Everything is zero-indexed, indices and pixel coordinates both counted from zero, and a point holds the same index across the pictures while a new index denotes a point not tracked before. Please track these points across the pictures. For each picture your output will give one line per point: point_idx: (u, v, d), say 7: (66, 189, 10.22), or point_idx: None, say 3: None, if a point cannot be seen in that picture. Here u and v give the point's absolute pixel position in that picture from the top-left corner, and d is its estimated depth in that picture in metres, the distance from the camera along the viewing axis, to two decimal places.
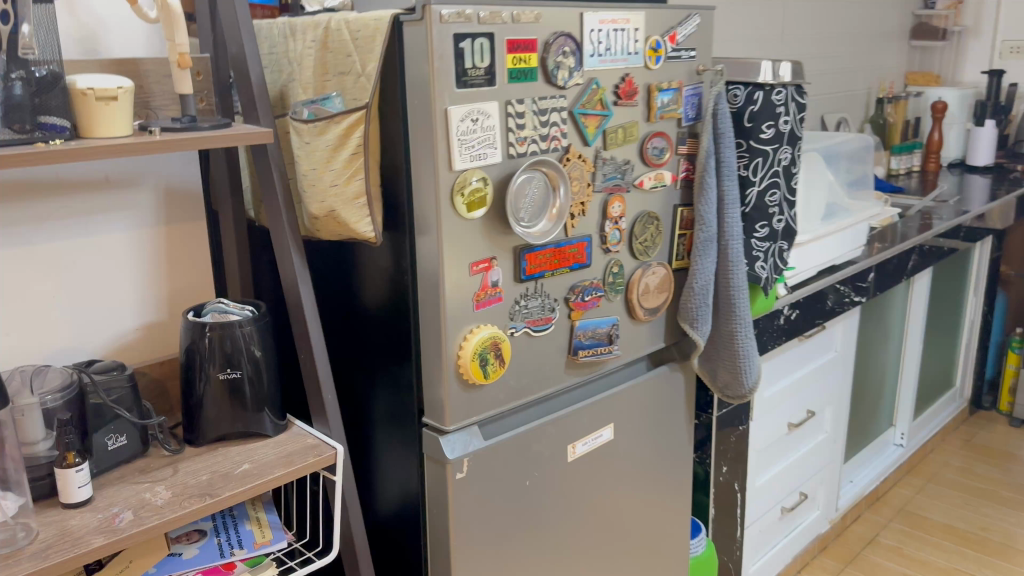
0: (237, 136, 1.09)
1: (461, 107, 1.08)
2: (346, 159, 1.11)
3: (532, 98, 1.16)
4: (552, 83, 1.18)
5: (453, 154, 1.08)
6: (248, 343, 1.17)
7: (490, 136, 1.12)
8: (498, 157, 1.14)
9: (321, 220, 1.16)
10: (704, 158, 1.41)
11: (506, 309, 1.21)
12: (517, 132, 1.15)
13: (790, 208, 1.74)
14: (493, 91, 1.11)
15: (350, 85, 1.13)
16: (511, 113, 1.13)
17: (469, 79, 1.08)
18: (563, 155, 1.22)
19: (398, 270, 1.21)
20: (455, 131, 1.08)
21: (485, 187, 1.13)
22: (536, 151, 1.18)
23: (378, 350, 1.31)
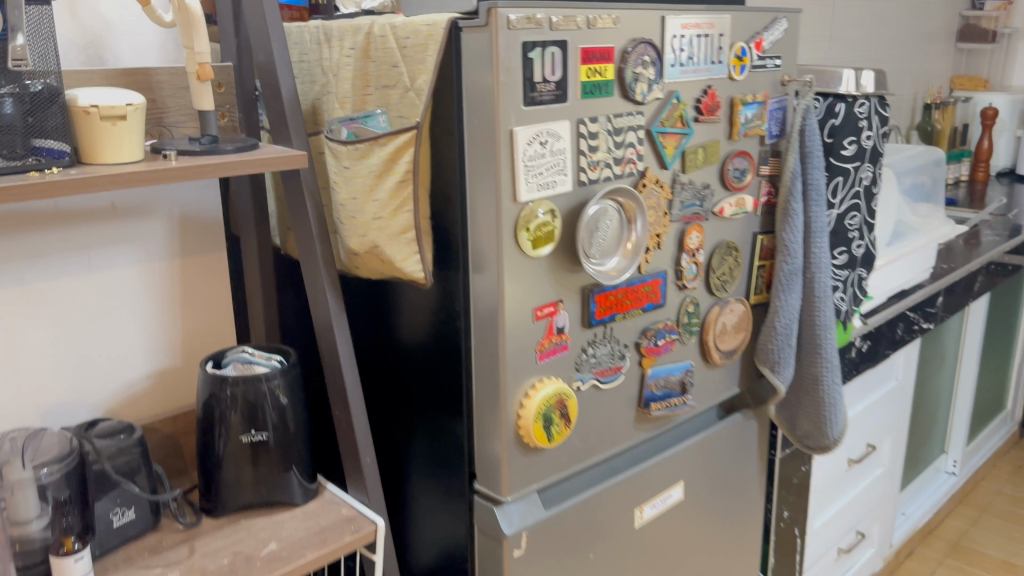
0: (266, 161, 0.94)
1: (529, 128, 0.91)
2: (393, 187, 0.95)
3: (607, 116, 0.99)
4: (629, 97, 1.00)
5: (518, 182, 0.92)
6: (276, 399, 1.01)
7: (560, 161, 0.95)
8: (568, 185, 0.97)
9: (362, 257, 1.00)
10: (790, 181, 1.25)
11: (573, 359, 1.04)
12: (589, 156, 0.98)
13: (869, 232, 1.58)
14: (565, 108, 0.94)
15: (397, 100, 0.99)
16: (584, 134, 0.97)
17: (539, 94, 0.92)
18: (639, 180, 1.05)
19: (446, 312, 1.04)
20: (522, 156, 0.91)
21: (553, 221, 0.97)
22: (609, 177, 1.01)
23: (418, 401, 1.15)
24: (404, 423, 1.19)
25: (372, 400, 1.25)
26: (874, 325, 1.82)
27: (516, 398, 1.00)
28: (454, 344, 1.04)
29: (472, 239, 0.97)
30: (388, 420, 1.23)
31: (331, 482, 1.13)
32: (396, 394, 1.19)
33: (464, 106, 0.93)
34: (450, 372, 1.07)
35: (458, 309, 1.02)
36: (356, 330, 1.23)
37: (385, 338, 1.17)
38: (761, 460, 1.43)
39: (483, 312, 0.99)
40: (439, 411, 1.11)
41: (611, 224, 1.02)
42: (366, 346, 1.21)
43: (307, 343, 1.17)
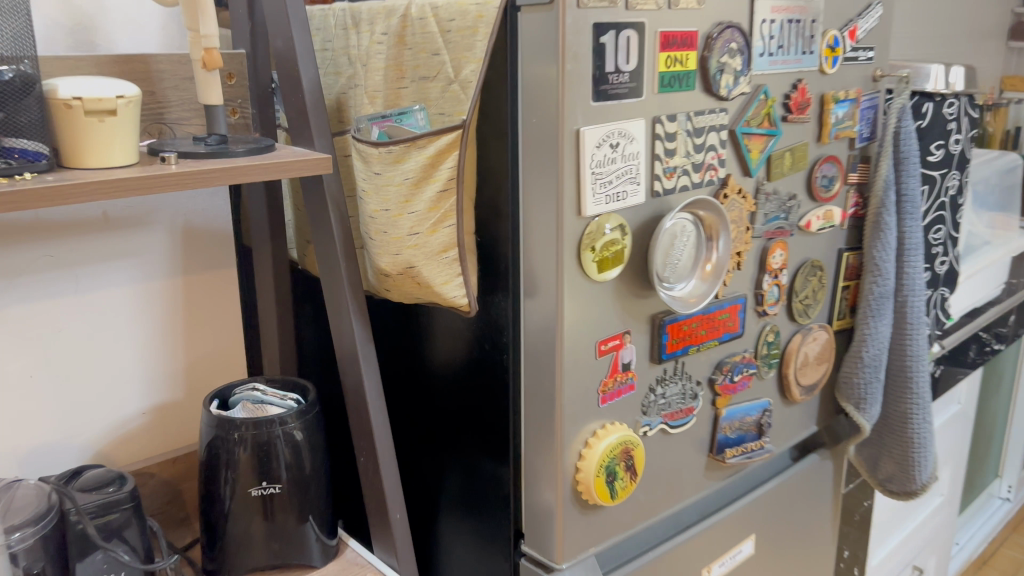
0: (282, 164, 0.79)
1: (598, 129, 0.76)
2: (432, 197, 0.80)
3: (687, 114, 0.83)
4: (712, 92, 0.85)
5: (583, 193, 0.76)
6: (292, 446, 0.86)
7: (633, 168, 0.79)
8: (640, 196, 0.81)
9: (394, 279, 0.84)
10: (882, 192, 1.09)
11: (640, 401, 0.88)
12: (666, 161, 0.82)
13: (953, 247, 1.41)
14: (640, 105, 0.79)
15: (436, 95, 0.84)
16: (660, 134, 0.81)
17: (610, 87, 0.76)
18: (720, 190, 0.88)
19: (489, 345, 0.88)
20: (589, 161, 0.76)
21: (623, 238, 0.81)
22: (687, 186, 0.85)
23: (449, 445, 0.99)
24: (430, 468, 1.03)
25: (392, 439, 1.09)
26: (949, 347, 1.64)
27: (575, 447, 0.85)
28: (500, 382, 0.88)
29: (524, 259, 0.82)
30: (410, 465, 1.06)
31: (352, 538, 0.99)
32: (422, 435, 1.02)
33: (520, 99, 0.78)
34: (493, 414, 0.90)
35: (505, 341, 0.86)
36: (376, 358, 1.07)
37: (411, 370, 1.00)
38: (836, 506, 1.27)
39: (536, 344, 0.83)
40: (478, 458, 0.94)
41: (688, 242, 0.86)
42: (389, 378, 1.05)
43: (327, 373, 1.01)
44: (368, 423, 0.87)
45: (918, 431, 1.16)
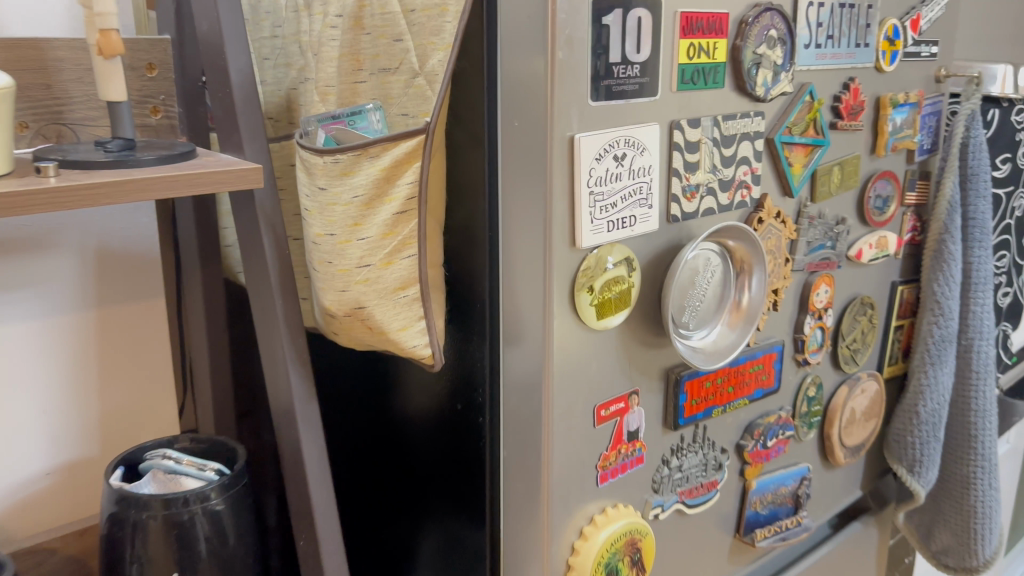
0: (196, 177, 0.62)
1: (598, 136, 0.58)
2: (388, 220, 0.63)
3: (714, 118, 0.65)
4: (746, 91, 0.67)
5: (579, 219, 0.59)
6: (214, 527, 0.70)
7: (643, 186, 0.62)
8: (652, 221, 0.63)
9: (341, 321, 0.66)
10: (946, 215, 0.90)
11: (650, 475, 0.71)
12: (686, 177, 0.64)
13: (1018, 276, 1.22)
14: (654, 106, 0.61)
15: (399, 92, 0.67)
16: (679, 144, 0.63)
17: (615, 83, 0.58)
18: (754, 214, 0.71)
19: (460, 405, 0.70)
20: (586, 178, 0.58)
21: (631, 277, 0.63)
22: (712, 209, 0.67)
23: (410, 520, 0.80)
24: (388, 545, 0.85)
25: (348, 505, 0.91)
26: (1007, 386, 1.44)
27: (567, 539, 0.67)
28: (470, 452, 0.70)
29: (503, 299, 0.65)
30: (367, 540, 0.88)
31: None
32: (380, 505, 0.84)
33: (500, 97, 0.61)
34: (463, 492, 0.72)
35: (479, 402, 0.68)
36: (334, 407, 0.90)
37: (370, 427, 0.83)
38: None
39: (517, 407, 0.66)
40: (445, 542, 0.76)
41: (713, 281, 0.69)
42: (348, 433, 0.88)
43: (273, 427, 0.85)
44: (308, 499, 0.70)
45: (981, 501, 0.97)
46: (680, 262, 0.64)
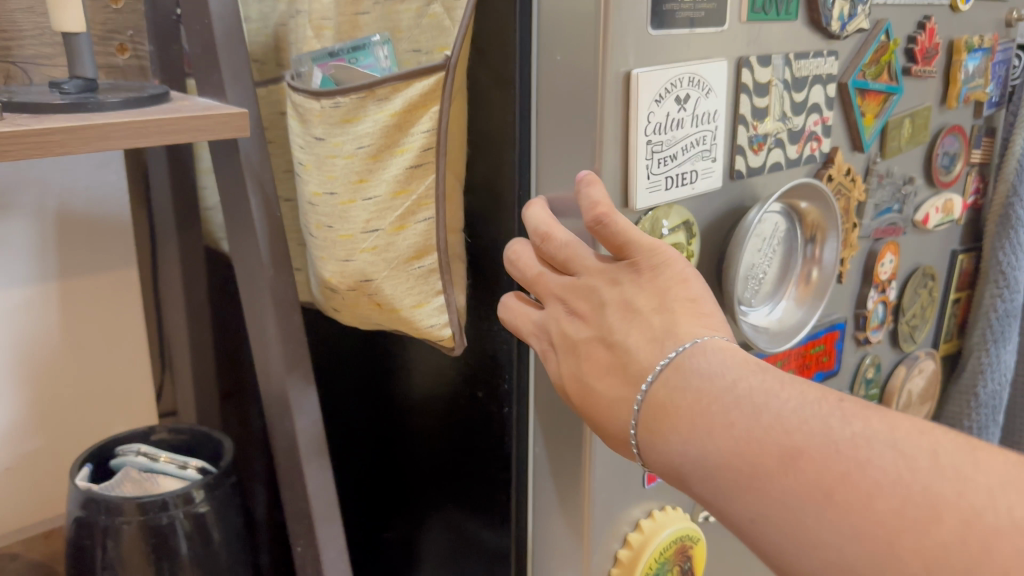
0: (169, 123, 0.51)
1: (659, 72, 0.48)
2: (399, 176, 0.53)
3: (785, 56, 0.55)
4: (820, 25, 0.57)
5: (633, 174, 0.49)
6: (198, 534, 0.60)
7: (706, 136, 0.52)
8: (715, 177, 0.53)
9: (344, 297, 0.56)
10: (1015, 175, 0.80)
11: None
12: (754, 126, 0.54)
13: None
14: (720, 39, 0.51)
15: (410, 23, 0.56)
16: (747, 85, 0.53)
17: (678, 7, 0.48)
18: (823, 170, 0.61)
19: (479, 393, 0.61)
20: (643, 123, 0.48)
21: (692, 245, 0.54)
22: (780, 163, 0.58)
23: (417, 522, 0.71)
24: (392, 547, 0.75)
25: (346, 500, 0.81)
26: None
27: (610, 550, 0.57)
28: (490, 447, 0.61)
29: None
30: (369, 541, 0.79)
31: None
32: (383, 501, 0.75)
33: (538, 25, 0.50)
34: (481, 494, 0.63)
35: (504, 390, 0.59)
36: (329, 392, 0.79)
37: (373, 415, 0.73)
38: None
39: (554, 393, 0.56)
40: (459, 551, 0.66)
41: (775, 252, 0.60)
42: (345, 420, 0.77)
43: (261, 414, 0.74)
44: (305, 502, 0.60)
45: None
46: (752, 227, 0.54)
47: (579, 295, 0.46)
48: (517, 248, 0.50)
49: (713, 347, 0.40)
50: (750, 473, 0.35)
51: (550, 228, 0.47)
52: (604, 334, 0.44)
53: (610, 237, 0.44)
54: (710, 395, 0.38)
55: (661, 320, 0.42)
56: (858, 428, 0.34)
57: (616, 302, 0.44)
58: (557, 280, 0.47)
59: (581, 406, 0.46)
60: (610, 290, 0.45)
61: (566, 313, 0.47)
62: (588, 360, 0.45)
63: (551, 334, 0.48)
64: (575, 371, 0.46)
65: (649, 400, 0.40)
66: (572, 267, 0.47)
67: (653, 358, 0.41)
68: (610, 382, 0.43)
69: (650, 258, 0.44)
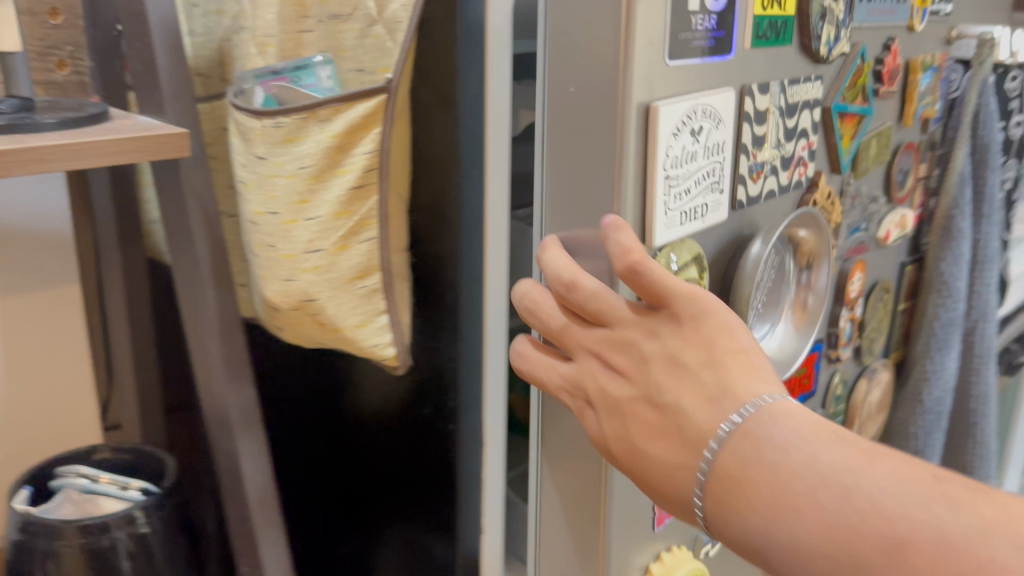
0: (108, 144, 0.51)
1: (676, 104, 0.46)
2: (341, 197, 0.52)
3: (780, 83, 0.55)
4: (810, 51, 0.57)
5: (648, 211, 0.46)
6: (141, 555, 0.60)
7: (715, 166, 0.51)
8: (721, 210, 0.53)
9: (286, 316, 0.56)
10: (956, 189, 0.82)
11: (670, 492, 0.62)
12: (753, 155, 0.54)
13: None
14: (725, 69, 0.50)
15: (354, 43, 0.57)
16: (749, 114, 0.52)
17: (692, 35, 0.47)
18: (807, 194, 0.63)
19: (427, 411, 0.61)
20: (663, 156, 0.46)
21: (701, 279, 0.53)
22: (773, 191, 0.58)
23: (369, 538, 0.71)
24: (345, 563, 0.75)
25: (297, 520, 0.79)
26: None
27: None
28: (439, 463, 0.61)
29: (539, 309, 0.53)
30: (321, 557, 0.77)
31: None
32: (335, 517, 0.75)
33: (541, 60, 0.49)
34: (430, 509, 0.63)
35: (450, 407, 0.59)
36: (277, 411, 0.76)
37: (324, 432, 0.73)
38: None
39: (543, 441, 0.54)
40: (412, 567, 0.67)
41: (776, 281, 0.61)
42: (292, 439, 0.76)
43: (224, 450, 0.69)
44: (248, 521, 0.60)
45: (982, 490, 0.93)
46: (754, 260, 0.54)
47: (613, 350, 0.43)
48: (540, 298, 0.48)
49: (782, 413, 0.37)
50: (848, 564, 0.33)
51: (578, 277, 0.45)
52: (648, 394, 0.41)
53: (642, 286, 0.40)
54: (793, 474, 0.35)
55: (712, 377, 0.39)
56: (967, 518, 0.31)
57: (659, 356, 0.41)
58: (590, 334, 0.45)
59: (626, 464, 0.43)
60: (649, 341, 0.41)
61: (602, 368, 0.44)
62: (633, 420, 0.42)
63: (587, 387, 0.45)
64: (617, 429, 0.43)
65: (718, 470, 0.38)
66: (603, 320, 0.44)
67: (714, 422, 0.38)
68: (663, 445, 0.40)
69: (689, 309, 0.40)
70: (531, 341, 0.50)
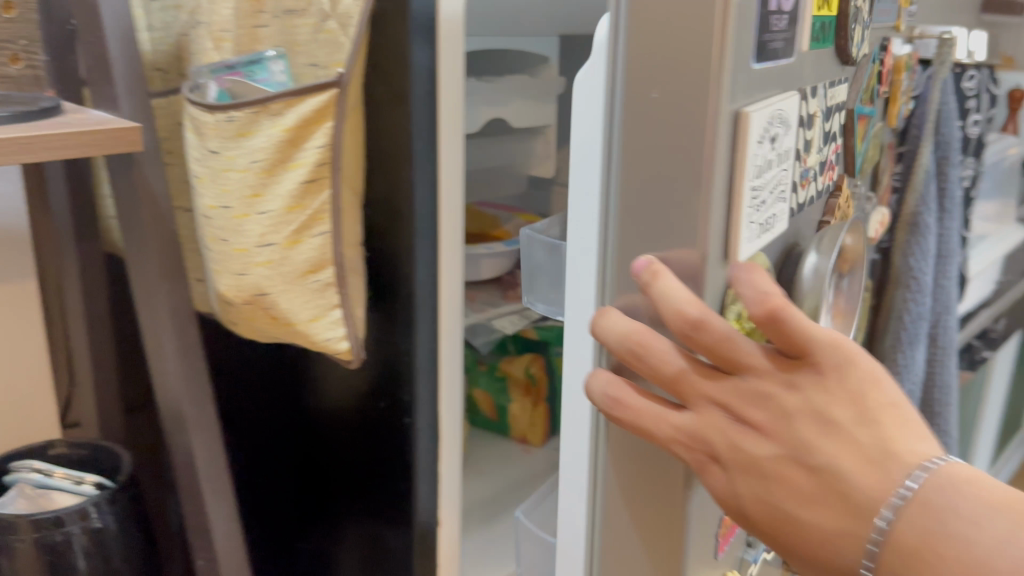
0: (58, 138, 0.50)
1: (760, 109, 0.39)
2: (293, 191, 0.52)
3: (823, 85, 0.51)
4: (846, 53, 0.54)
5: (732, 229, 0.39)
6: (96, 550, 0.59)
7: (784, 173, 0.44)
8: (784, 222, 0.46)
9: (240, 310, 0.56)
10: (921, 186, 0.83)
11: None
12: (805, 159, 0.49)
13: (996, 258, 1.15)
14: (788, 70, 0.45)
15: (307, 37, 0.57)
16: (803, 117, 0.47)
17: (770, 36, 0.40)
18: (834, 199, 0.59)
19: (383, 404, 0.61)
20: (751, 168, 0.38)
21: None
22: (813, 199, 0.53)
23: (329, 531, 0.71)
24: (305, 558, 0.75)
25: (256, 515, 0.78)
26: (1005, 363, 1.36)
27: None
28: (394, 455, 0.61)
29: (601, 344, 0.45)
30: (281, 553, 0.77)
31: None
32: (294, 511, 0.74)
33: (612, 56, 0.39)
34: (385, 500, 0.63)
35: (406, 400, 0.59)
36: (235, 406, 0.75)
37: (285, 426, 0.73)
38: None
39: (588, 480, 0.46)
40: (371, 560, 0.67)
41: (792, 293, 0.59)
42: (252, 433, 0.76)
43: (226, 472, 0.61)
44: (204, 516, 0.60)
45: None
46: (813, 273, 0.49)
47: (744, 402, 0.35)
48: (641, 334, 0.38)
49: (956, 473, 0.31)
50: None
51: (694, 312, 0.36)
52: (796, 454, 0.33)
53: (789, 336, 0.33)
54: (986, 547, 0.29)
55: (872, 436, 0.32)
56: None
57: (804, 412, 0.33)
58: (714, 382, 0.36)
59: (766, 532, 0.35)
60: (787, 396, 0.34)
61: (731, 423, 0.36)
62: (776, 485, 0.34)
63: (711, 446, 0.36)
64: (756, 495, 0.35)
65: (895, 544, 0.31)
66: (733, 365, 0.35)
67: (884, 489, 0.31)
68: (819, 515, 0.33)
69: (835, 357, 0.33)
70: (612, 378, 0.41)
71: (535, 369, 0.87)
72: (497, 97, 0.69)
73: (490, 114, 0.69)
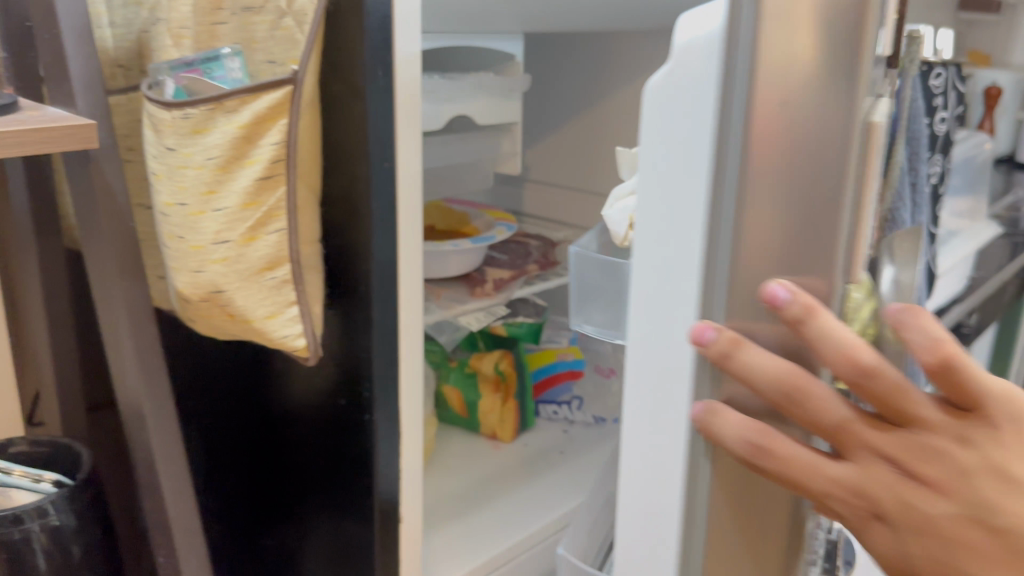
0: (10, 135, 0.50)
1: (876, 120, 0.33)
2: (248, 187, 0.52)
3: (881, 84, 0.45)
4: None
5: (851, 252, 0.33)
6: (54, 548, 0.59)
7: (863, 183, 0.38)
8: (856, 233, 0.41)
9: (196, 307, 0.56)
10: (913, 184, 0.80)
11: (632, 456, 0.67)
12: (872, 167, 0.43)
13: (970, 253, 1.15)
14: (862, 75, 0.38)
15: (265, 35, 0.57)
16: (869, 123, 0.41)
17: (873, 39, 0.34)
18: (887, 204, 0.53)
19: (344, 401, 0.61)
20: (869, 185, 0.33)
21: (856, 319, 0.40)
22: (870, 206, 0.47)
23: (291, 529, 0.71)
24: (269, 555, 0.75)
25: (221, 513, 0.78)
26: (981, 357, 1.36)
27: None
28: (356, 453, 0.61)
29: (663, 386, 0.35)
30: (245, 550, 0.77)
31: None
32: (258, 509, 0.74)
33: (732, 39, 0.29)
34: (347, 497, 0.63)
35: (365, 397, 0.59)
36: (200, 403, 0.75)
37: (251, 425, 0.72)
38: None
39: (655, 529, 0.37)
40: (332, 556, 0.67)
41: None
42: (216, 430, 0.76)
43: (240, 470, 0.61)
44: (163, 513, 0.60)
45: None
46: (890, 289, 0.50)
47: (917, 457, 0.30)
48: (798, 376, 0.32)
49: None
50: None
51: (867, 355, 0.31)
52: (977, 514, 0.29)
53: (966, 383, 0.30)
54: None
55: None
56: None
57: (984, 470, 0.29)
58: (882, 434, 0.31)
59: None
60: (966, 454, 0.30)
61: (895, 475, 0.31)
62: (957, 549, 0.30)
63: (872, 502, 0.31)
64: (922, 553, 0.30)
65: None
66: (903, 419, 0.31)
67: None
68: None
69: (1010, 410, 0.30)
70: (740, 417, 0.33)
71: (504, 366, 0.87)
72: (461, 95, 0.69)
73: (454, 112, 0.69)
